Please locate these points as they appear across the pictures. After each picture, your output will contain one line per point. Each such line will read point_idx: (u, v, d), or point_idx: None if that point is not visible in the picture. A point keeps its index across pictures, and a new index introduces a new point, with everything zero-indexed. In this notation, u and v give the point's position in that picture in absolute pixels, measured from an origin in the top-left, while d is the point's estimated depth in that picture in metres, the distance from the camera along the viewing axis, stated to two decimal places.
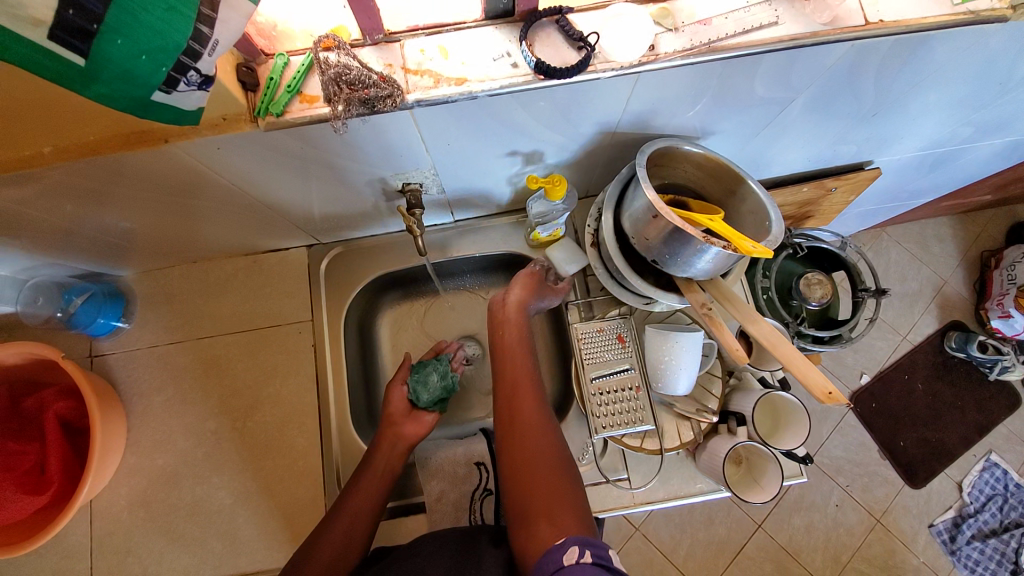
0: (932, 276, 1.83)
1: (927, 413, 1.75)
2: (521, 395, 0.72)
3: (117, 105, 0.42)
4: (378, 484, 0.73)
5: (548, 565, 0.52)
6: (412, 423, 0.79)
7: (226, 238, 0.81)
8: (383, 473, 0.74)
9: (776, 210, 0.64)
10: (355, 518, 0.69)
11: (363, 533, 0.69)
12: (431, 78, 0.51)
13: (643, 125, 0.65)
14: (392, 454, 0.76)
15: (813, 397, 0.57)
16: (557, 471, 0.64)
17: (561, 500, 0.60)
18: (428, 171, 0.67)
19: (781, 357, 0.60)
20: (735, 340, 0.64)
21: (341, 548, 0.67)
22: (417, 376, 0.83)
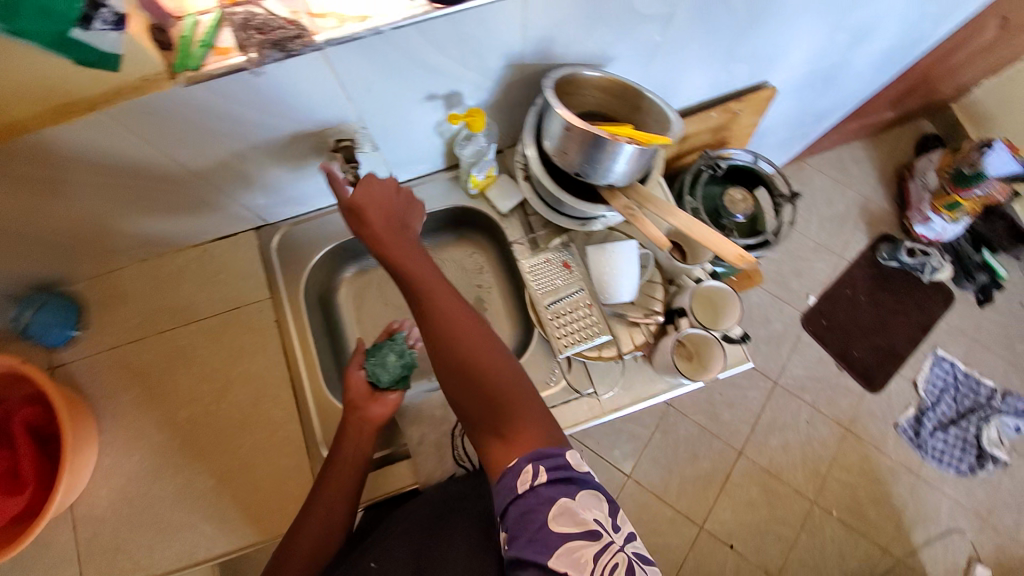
0: (855, 198, 1.99)
1: (873, 322, 1.89)
2: (450, 321, 0.64)
3: (39, 43, 0.48)
4: (347, 478, 0.72)
5: (505, 492, 0.56)
6: (376, 409, 0.76)
7: (173, 227, 0.83)
8: (354, 464, 0.73)
9: (675, 113, 0.72)
10: (325, 516, 0.70)
11: (340, 525, 0.71)
12: (335, 19, 0.55)
13: (546, 55, 0.71)
14: (358, 443, 0.74)
15: (729, 262, 0.66)
16: (501, 381, 0.62)
17: (517, 415, 0.60)
18: (356, 124, 0.72)
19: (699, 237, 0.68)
20: (657, 232, 0.70)
21: (318, 542, 0.69)
22: (374, 361, 0.79)
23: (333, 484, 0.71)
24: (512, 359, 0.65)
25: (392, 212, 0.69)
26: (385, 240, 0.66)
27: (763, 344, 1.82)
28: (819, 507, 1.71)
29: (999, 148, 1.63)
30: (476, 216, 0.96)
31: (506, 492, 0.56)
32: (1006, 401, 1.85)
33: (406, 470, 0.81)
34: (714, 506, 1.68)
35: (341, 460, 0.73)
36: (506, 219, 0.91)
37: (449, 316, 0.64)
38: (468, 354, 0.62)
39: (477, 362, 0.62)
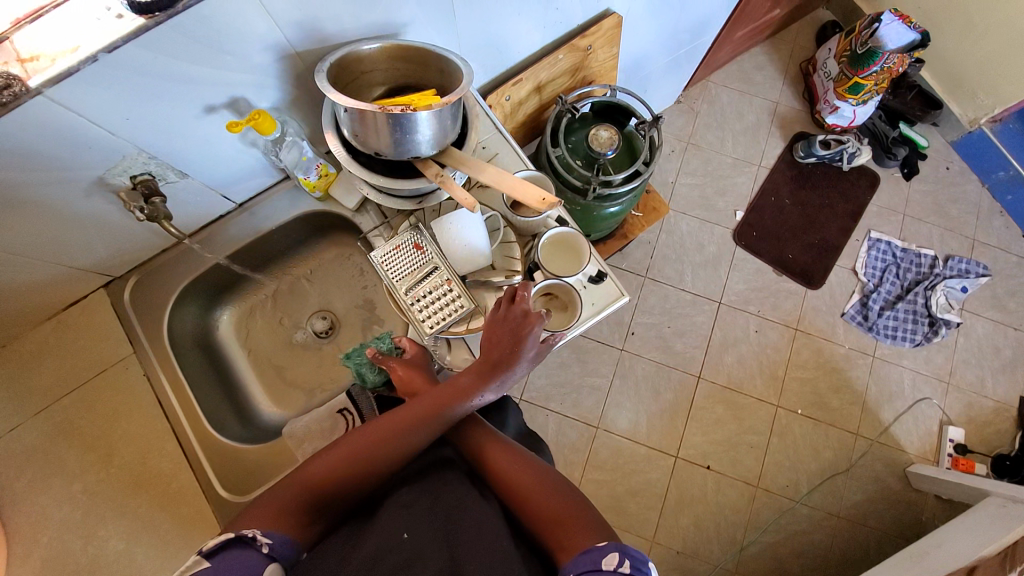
0: (764, 103, 1.97)
1: (803, 221, 1.89)
2: (498, 451, 0.69)
3: None
4: (341, 462, 0.63)
5: (584, 565, 0.53)
6: (468, 380, 0.68)
7: (10, 306, 0.79)
8: (351, 454, 0.63)
9: (465, 67, 0.69)
10: (351, 454, 0.63)
11: (361, 470, 0.63)
12: (47, 58, 0.52)
13: (319, 37, 0.67)
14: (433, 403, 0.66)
15: (534, 207, 0.66)
16: (555, 490, 0.64)
17: (560, 511, 0.61)
18: (141, 155, 0.68)
19: (502, 187, 0.67)
20: (466, 194, 0.70)
21: (330, 481, 0.62)
22: (381, 338, 0.81)
23: (378, 429, 0.65)
24: (568, 486, 0.65)
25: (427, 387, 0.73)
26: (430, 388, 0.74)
27: (701, 268, 1.81)
28: (784, 410, 1.74)
29: (890, 20, 1.64)
30: (333, 218, 0.92)
31: (586, 565, 0.53)
32: (948, 265, 1.88)
33: None
34: (684, 434, 1.70)
35: (398, 416, 0.66)
36: (359, 213, 0.88)
37: (493, 446, 0.70)
38: (514, 470, 0.67)
39: (522, 475, 0.66)
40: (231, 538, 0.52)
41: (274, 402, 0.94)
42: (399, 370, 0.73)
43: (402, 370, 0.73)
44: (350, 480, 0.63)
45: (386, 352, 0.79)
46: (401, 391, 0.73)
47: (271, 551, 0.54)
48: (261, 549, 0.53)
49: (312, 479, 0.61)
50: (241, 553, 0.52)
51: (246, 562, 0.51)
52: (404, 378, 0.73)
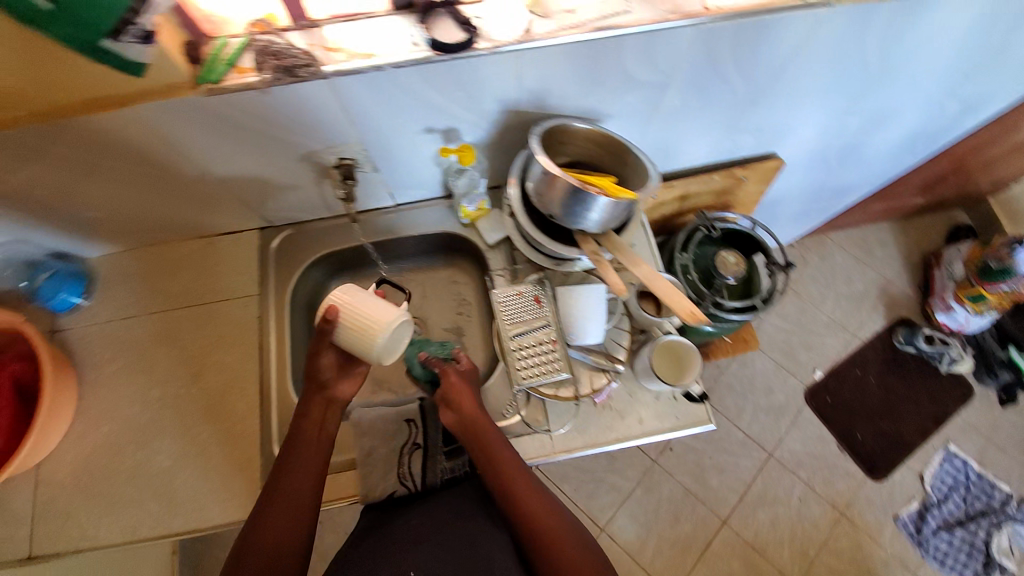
0: (876, 277, 1.94)
1: (882, 406, 1.79)
2: (521, 492, 0.72)
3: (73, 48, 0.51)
4: (295, 495, 0.69)
5: None
6: (307, 459, 0.72)
7: (184, 218, 0.90)
8: (297, 488, 0.70)
9: (654, 170, 0.75)
10: (290, 523, 0.68)
11: (300, 528, 0.68)
12: (345, 54, 0.62)
13: (540, 104, 0.76)
14: (307, 469, 0.72)
15: (682, 317, 0.68)
16: (573, 538, 0.70)
17: (567, 555, 0.68)
18: (357, 146, 0.77)
19: (658, 289, 0.69)
20: (616, 280, 0.74)
21: (279, 549, 0.66)
22: (440, 344, 0.85)
23: (293, 491, 0.70)
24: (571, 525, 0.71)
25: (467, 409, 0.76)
26: (469, 413, 0.75)
27: (762, 412, 1.74)
28: None
29: None
30: (465, 243, 0.99)
31: None
32: None
33: (347, 480, 0.82)
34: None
35: (297, 479, 0.71)
36: (492, 249, 0.94)
37: (514, 472, 0.73)
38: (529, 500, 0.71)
39: (535, 504, 0.71)
40: None
41: None
42: (453, 380, 0.78)
43: (455, 380, 0.78)
44: (296, 540, 0.68)
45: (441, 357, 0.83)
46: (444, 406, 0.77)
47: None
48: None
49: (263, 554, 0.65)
50: None
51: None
52: (455, 395, 0.76)
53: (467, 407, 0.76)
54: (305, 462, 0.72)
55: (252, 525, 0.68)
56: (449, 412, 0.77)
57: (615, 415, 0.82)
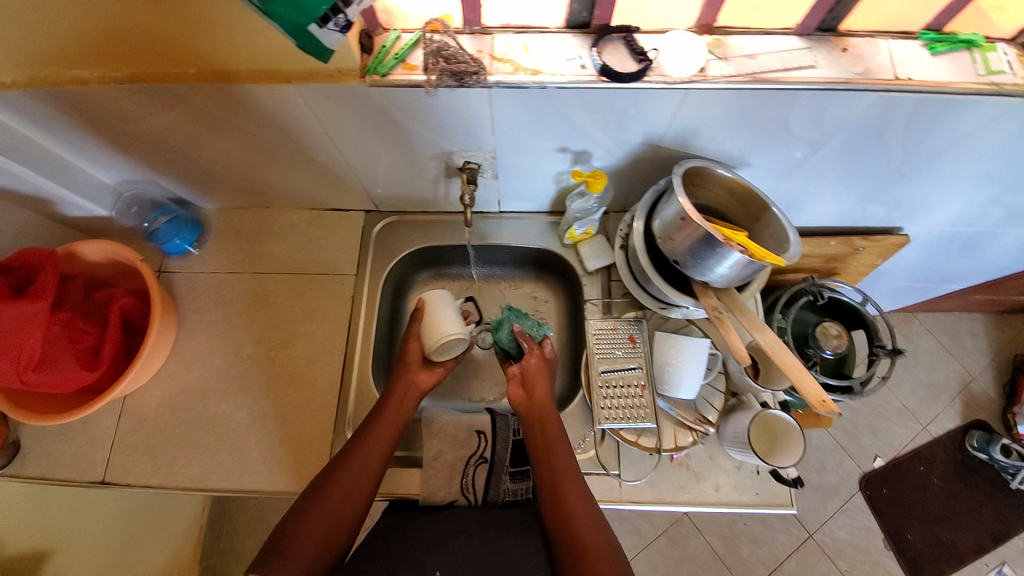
0: (959, 371, 1.77)
1: (942, 511, 1.64)
2: (567, 490, 0.68)
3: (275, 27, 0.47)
4: (365, 463, 0.71)
5: None
6: (383, 432, 0.74)
7: (301, 188, 0.92)
8: (372, 452, 0.72)
9: (796, 233, 0.69)
10: (353, 493, 0.68)
11: (359, 503, 0.69)
12: (512, 67, 0.61)
13: (684, 144, 0.73)
14: (380, 441, 0.74)
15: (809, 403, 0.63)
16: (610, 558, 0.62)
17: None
18: (489, 152, 0.77)
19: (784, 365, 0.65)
20: (740, 345, 0.68)
21: (336, 518, 0.66)
22: (532, 322, 0.87)
23: (366, 461, 0.71)
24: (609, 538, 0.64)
25: (537, 393, 0.78)
26: (536, 398, 0.77)
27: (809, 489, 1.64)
28: None
29: None
30: (561, 263, 0.97)
31: None
32: None
33: (412, 478, 0.81)
34: None
35: (370, 449, 0.72)
36: (588, 276, 0.92)
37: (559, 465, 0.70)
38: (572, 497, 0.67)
39: (574, 506, 0.66)
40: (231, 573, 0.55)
41: None
42: (534, 360, 0.81)
43: (536, 359, 0.81)
44: (351, 513, 0.68)
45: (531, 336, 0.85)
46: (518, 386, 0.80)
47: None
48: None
49: (323, 521, 0.66)
50: None
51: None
52: (530, 375, 0.80)
53: (538, 392, 0.78)
54: (379, 433, 0.74)
55: (317, 488, 0.69)
56: (520, 391, 0.79)
57: (690, 476, 0.79)
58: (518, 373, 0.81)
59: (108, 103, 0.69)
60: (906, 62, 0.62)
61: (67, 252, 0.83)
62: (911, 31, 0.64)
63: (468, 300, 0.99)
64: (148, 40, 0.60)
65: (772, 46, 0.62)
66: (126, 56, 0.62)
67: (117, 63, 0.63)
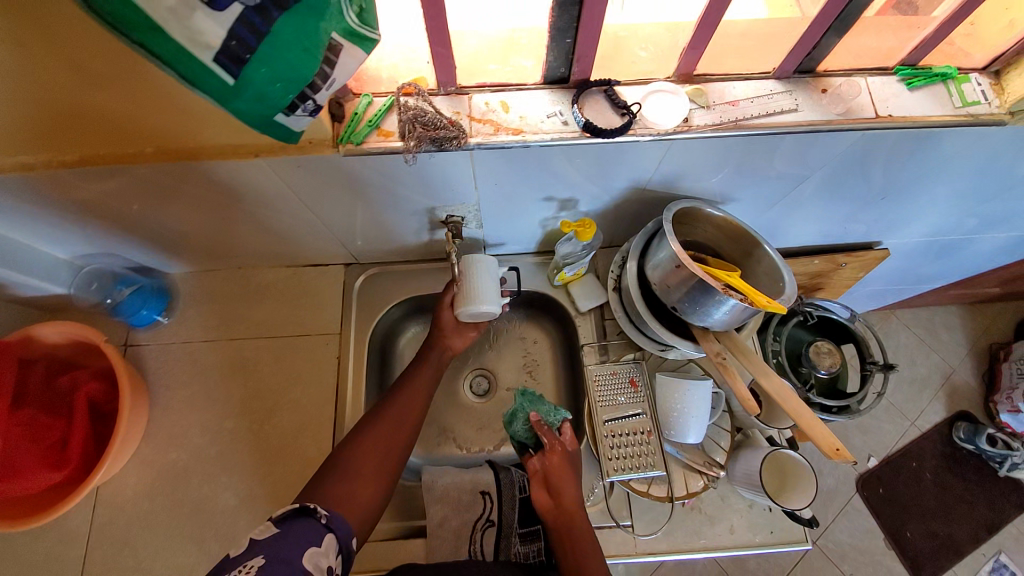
0: (940, 364, 1.82)
1: (935, 504, 1.67)
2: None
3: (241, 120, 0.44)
4: (399, 424, 0.72)
5: None
6: (425, 375, 0.78)
7: (274, 247, 0.88)
8: (405, 416, 0.73)
9: (790, 272, 0.69)
10: (402, 426, 0.72)
11: (407, 437, 0.72)
12: (492, 128, 0.59)
13: (670, 185, 0.72)
14: (422, 384, 0.78)
15: (822, 453, 0.61)
16: None
17: None
18: (472, 206, 0.75)
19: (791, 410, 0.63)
20: (747, 392, 0.68)
21: (389, 446, 0.70)
22: (550, 406, 0.80)
23: (412, 400, 0.75)
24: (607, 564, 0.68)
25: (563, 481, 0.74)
26: (563, 487, 0.73)
27: None
28: None
29: None
30: (552, 304, 0.95)
31: None
32: None
33: (415, 548, 0.77)
34: None
35: (413, 389, 0.76)
36: (581, 316, 0.90)
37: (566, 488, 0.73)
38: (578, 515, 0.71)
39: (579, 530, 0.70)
40: (292, 513, 0.56)
41: None
42: (556, 457, 0.76)
43: (558, 458, 0.76)
44: (402, 443, 0.71)
45: (549, 424, 0.79)
46: (540, 479, 0.75)
47: (329, 523, 0.58)
48: (320, 520, 0.57)
49: (377, 447, 0.69)
50: (305, 524, 0.56)
51: (312, 533, 0.55)
52: (554, 464, 0.75)
53: (563, 495, 0.72)
54: (421, 378, 0.78)
55: (368, 419, 0.72)
56: (543, 492, 0.74)
57: (704, 519, 0.78)
58: (540, 470, 0.76)
59: (58, 185, 0.64)
60: (884, 99, 0.63)
61: (22, 337, 0.76)
62: (888, 66, 0.65)
63: (511, 268, 0.93)
64: (99, 123, 0.56)
65: (752, 91, 0.62)
66: (73, 139, 0.58)
67: (63, 147, 0.59)
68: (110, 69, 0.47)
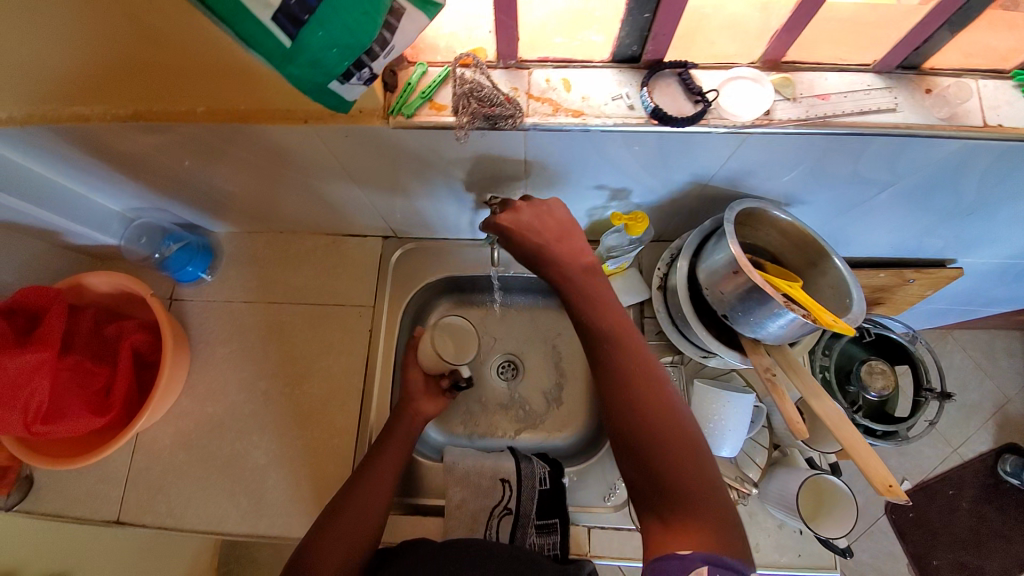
0: (994, 391, 1.69)
1: (968, 535, 1.59)
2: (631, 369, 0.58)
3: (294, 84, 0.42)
4: (363, 510, 0.69)
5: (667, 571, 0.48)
6: (388, 458, 0.74)
7: (313, 214, 0.87)
8: (375, 489, 0.71)
9: (859, 289, 0.63)
10: (364, 514, 0.69)
11: (375, 521, 0.69)
12: (551, 108, 0.54)
13: (735, 183, 0.67)
14: (388, 468, 0.73)
15: (873, 488, 0.57)
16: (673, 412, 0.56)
17: (669, 440, 0.55)
18: (519, 188, 0.71)
19: (846, 440, 0.59)
20: (796, 413, 0.63)
21: (360, 528, 0.68)
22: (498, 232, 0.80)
23: (374, 485, 0.71)
24: (697, 434, 0.56)
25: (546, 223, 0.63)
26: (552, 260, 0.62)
27: None
28: None
29: None
30: None
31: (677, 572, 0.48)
32: None
33: (434, 525, 0.79)
34: None
35: (379, 464, 0.73)
36: None
37: (599, 293, 0.61)
38: (640, 396, 0.56)
39: (631, 340, 0.59)
40: None
41: (436, 420, 0.92)
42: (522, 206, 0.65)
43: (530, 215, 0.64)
44: (365, 534, 0.68)
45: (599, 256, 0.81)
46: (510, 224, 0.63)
47: None
48: None
49: (346, 532, 0.67)
50: None
51: None
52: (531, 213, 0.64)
53: (557, 218, 0.63)
54: (386, 460, 0.74)
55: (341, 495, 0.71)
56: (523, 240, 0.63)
57: None
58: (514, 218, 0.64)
59: (109, 137, 0.64)
60: (997, 106, 0.55)
61: (73, 284, 0.78)
62: (1005, 68, 0.57)
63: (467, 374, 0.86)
64: (155, 80, 0.54)
65: (845, 84, 0.55)
66: (127, 92, 0.57)
67: (117, 101, 0.58)
68: (165, 19, 0.45)
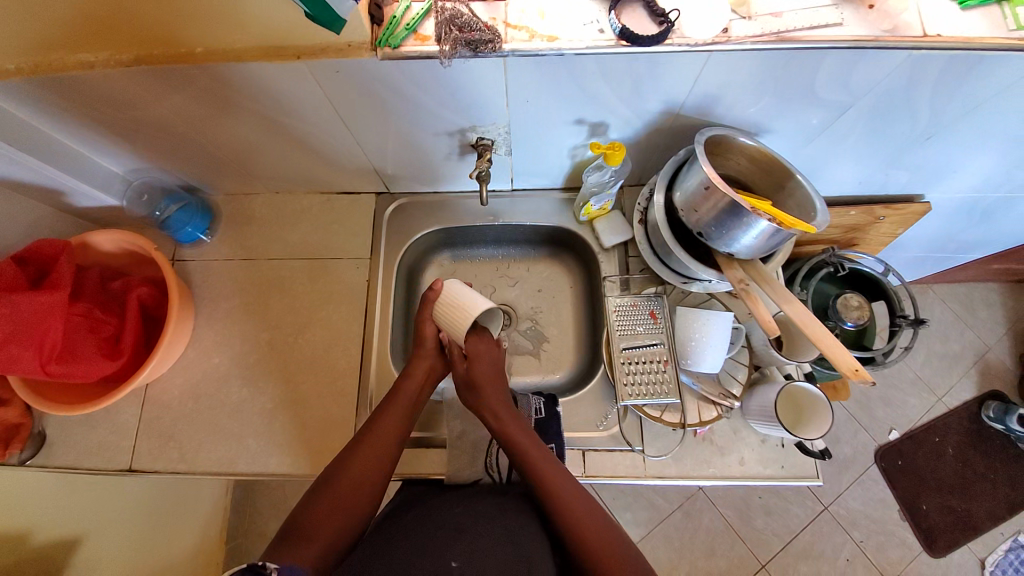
0: (974, 341, 1.75)
1: (955, 480, 1.64)
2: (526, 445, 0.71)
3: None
4: (365, 474, 0.67)
5: None
6: (389, 422, 0.72)
7: (308, 172, 0.91)
8: (381, 450, 0.70)
9: (822, 202, 0.68)
10: (363, 483, 0.66)
11: (377, 484, 0.67)
12: (527, 34, 0.59)
13: (704, 112, 0.72)
14: (391, 431, 0.72)
15: (841, 373, 0.62)
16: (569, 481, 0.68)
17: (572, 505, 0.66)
18: (503, 127, 0.75)
19: (814, 336, 0.64)
20: (770, 316, 0.67)
21: (361, 491, 0.66)
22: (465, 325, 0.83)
23: (374, 453, 0.69)
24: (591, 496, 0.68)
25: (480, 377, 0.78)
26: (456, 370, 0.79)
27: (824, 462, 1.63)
28: None
29: None
30: (577, 241, 0.96)
31: None
32: None
33: (436, 457, 0.83)
34: None
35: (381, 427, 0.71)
36: (604, 253, 0.91)
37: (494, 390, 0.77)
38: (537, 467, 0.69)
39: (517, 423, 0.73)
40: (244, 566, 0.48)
41: None
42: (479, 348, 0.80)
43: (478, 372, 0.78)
44: (365, 502, 0.66)
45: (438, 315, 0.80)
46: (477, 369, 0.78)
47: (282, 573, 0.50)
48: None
49: (347, 495, 0.65)
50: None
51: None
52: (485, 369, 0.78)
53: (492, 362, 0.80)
54: (386, 424, 0.72)
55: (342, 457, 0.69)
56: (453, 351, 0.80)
57: (715, 450, 0.80)
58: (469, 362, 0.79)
59: (111, 88, 0.67)
60: (935, 18, 0.60)
61: (80, 242, 0.82)
62: None
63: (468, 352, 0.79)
64: (157, 19, 0.58)
65: (795, 4, 0.60)
66: (130, 36, 0.60)
67: (120, 45, 0.61)
68: None
